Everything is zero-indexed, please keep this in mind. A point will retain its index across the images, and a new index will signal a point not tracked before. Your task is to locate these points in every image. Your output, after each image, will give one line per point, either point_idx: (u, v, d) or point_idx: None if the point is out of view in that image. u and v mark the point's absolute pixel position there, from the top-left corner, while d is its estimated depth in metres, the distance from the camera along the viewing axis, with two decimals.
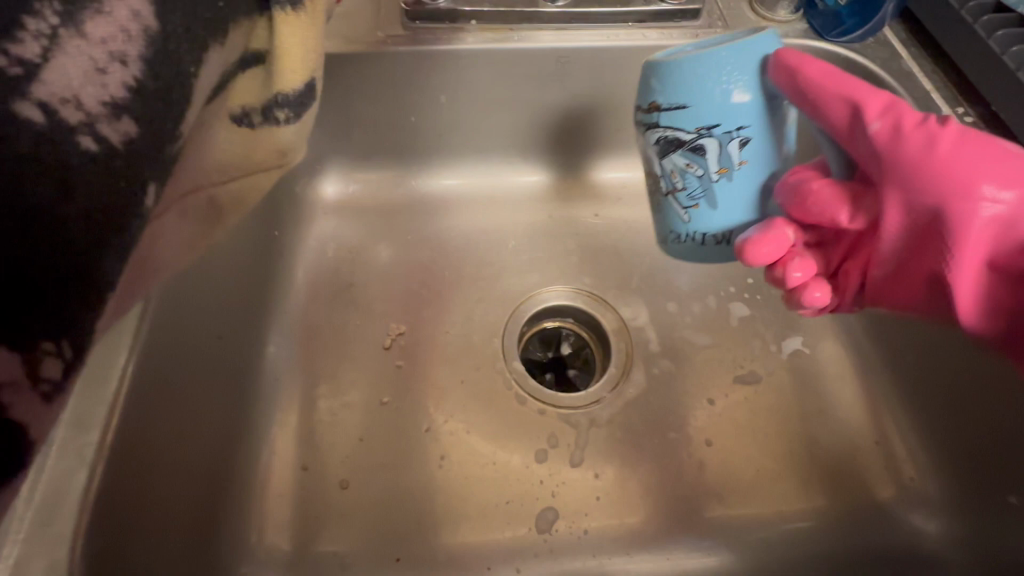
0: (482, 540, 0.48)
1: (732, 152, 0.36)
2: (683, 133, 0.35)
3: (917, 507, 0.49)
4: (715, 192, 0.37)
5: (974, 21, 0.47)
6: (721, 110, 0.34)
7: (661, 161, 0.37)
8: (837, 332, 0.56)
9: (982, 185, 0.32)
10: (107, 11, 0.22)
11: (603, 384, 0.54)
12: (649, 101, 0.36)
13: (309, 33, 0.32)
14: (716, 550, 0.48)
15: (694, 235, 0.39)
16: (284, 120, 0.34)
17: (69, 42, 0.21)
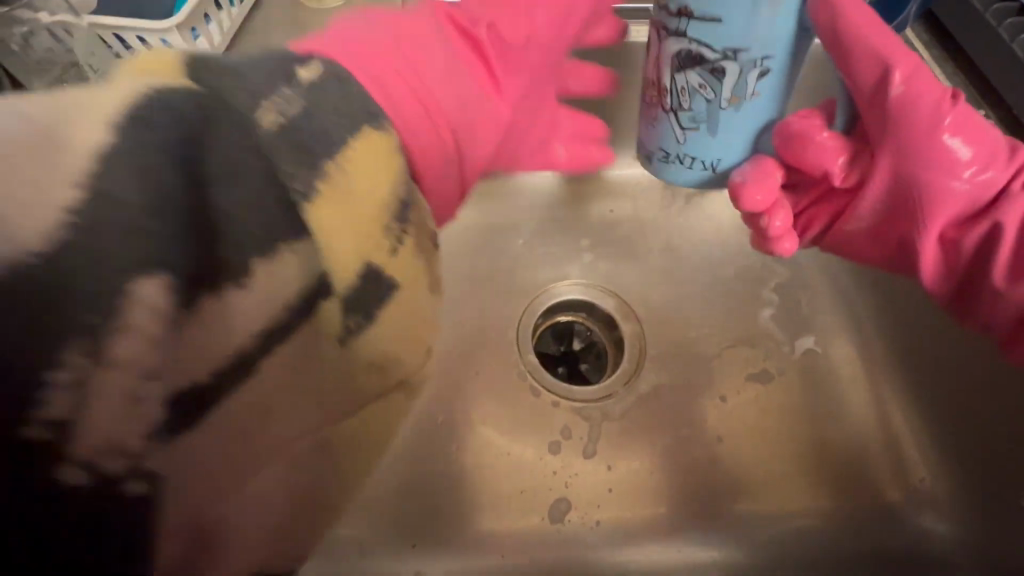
0: (497, 527, 0.49)
1: (748, 83, 0.33)
2: (708, 50, 0.32)
3: (926, 509, 0.50)
4: (719, 119, 0.35)
5: (998, 24, 0.47)
6: (755, 31, 0.30)
7: (673, 76, 0.34)
8: (850, 332, 0.56)
9: (964, 164, 0.34)
10: (130, 326, 0.19)
11: (615, 377, 0.55)
12: (680, 4, 0.31)
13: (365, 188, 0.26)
14: (723, 545, 0.49)
15: (682, 159, 0.38)
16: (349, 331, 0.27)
17: (101, 384, 0.19)
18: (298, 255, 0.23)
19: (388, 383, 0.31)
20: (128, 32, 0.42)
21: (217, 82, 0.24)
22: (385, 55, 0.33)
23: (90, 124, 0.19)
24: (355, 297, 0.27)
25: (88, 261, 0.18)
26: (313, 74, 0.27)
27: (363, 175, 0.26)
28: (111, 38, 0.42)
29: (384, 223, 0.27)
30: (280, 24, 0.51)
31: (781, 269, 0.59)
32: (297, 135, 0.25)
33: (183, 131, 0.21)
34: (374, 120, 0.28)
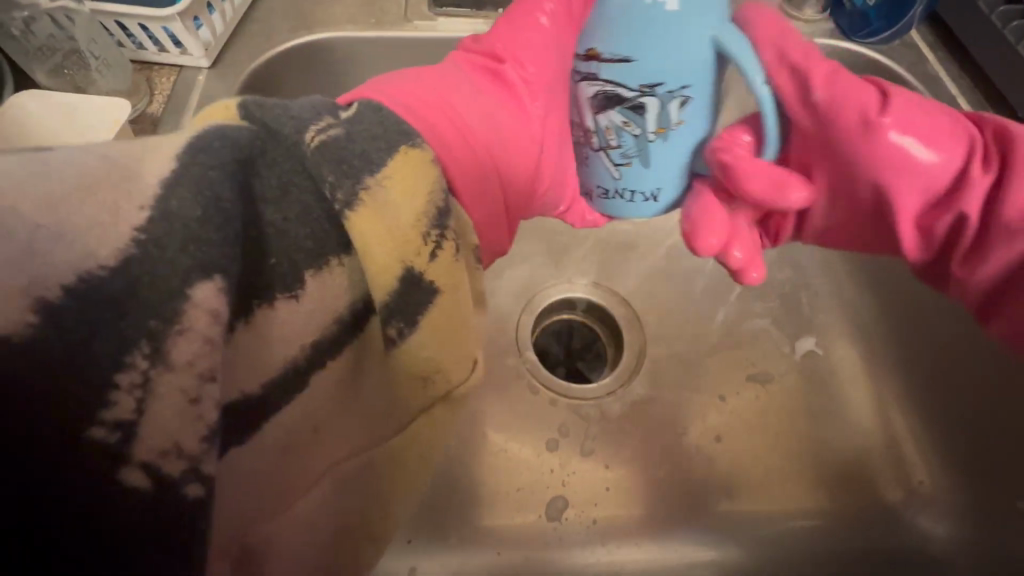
0: (493, 525, 0.49)
1: (672, 113, 0.33)
2: (625, 89, 0.32)
3: (926, 511, 0.49)
4: (649, 152, 0.35)
5: (1003, 26, 0.46)
6: (668, 65, 0.31)
7: (596, 116, 0.34)
8: (851, 334, 0.56)
9: (914, 147, 0.33)
10: (188, 328, 0.20)
11: (612, 377, 0.55)
12: (587, 49, 0.32)
13: (413, 191, 0.25)
14: (721, 545, 0.49)
15: (622, 192, 0.38)
16: (394, 333, 0.27)
17: (161, 381, 0.20)
18: (346, 267, 0.26)
19: (427, 397, 0.29)
20: (132, 21, 0.42)
21: (273, 119, 0.24)
22: (423, 92, 0.32)
23: (157, 162, 0.21)
24: (394, 303, 0.26)
25: (156, 271, 0.20)
26: (353, 114, 0.26)
27: (403, 195, 0.25)
28: (114, 26, 0.42)
29: (420, 232, 0.25)
30: (282, 15, 0.50)
31: (782, 270, 0.59)
32: (341, 153, 0.24)
33: (235, 155, 0.22)
34: (408, 137, 0.26)
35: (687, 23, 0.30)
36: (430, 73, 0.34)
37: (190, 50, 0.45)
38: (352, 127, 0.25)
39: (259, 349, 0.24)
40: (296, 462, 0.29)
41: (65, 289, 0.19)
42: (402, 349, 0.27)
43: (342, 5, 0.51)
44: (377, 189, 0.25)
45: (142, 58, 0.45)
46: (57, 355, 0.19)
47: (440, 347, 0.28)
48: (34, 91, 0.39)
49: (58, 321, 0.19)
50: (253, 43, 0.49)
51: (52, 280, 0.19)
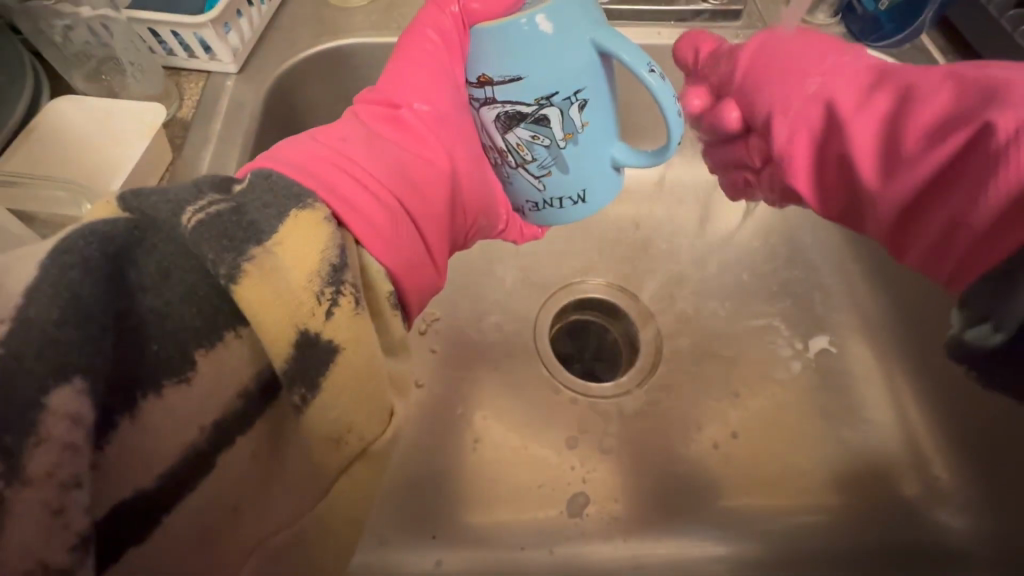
0: (515, 520, 0.49)
1: (574, 117, 0.33)
2: (523, 105, 0.33)
3: (946, 506, 0.50)
4: (565, 158, 0.35)
5: (1013, 30, 0.47)
6: (556, 74, 0.32)
7: (504, 136, 0.35)
8: (865, 333, 0.57)
9: (806, 80, 0.33)
10: (44, 438, 0.20)
11: (635, 373, 0.56)
12: (479, 77, 0.34)
13: (303, 250, 0.25)
14: (742, 539, 0.49)
15: (552, 202, 0.38)
16: (298, 400, 0.26)
17: (19, 498, 0.19)
18: (244, 338, 0.25)
19: (346, 458, 0.28)
20: (164, 27, 0.43)
21: (150, 206, 0.23)
22: (325, 150, 0.31)
23: (14, 278, 0.20)
24: (293, 369, 0.25)
25: (8, 384, 0.19)
26: (245, 186, 0.26)
27: (287, 264, 0.24)
28: (147, 33, 0.44)
29: (312, 296, 0.25)
30: (305, 24, 0.51)
31: (793, 270, 0.60)
32: (223, 225, 0.23)
33: (104, 250, 0.21)
34: (298, 200, 0.26)
35: (557, 35, 0.31)
36: (327, 134, 0.33)
37: (219, 56, 0.46)
38: (243, 200, 0.25)
39: (148, 436, 0.24)
40: (224, 534, 0.28)
41: None
42: (311, 413, 0.26)
43: (364, 12, 0.53)
44: (260, 258, 0.24)
45: (173, 64, 0.46)
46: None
47: (355, 405, 0.27)
48: (69, 97, 0.41)
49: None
50: (277, 49, 0.50)
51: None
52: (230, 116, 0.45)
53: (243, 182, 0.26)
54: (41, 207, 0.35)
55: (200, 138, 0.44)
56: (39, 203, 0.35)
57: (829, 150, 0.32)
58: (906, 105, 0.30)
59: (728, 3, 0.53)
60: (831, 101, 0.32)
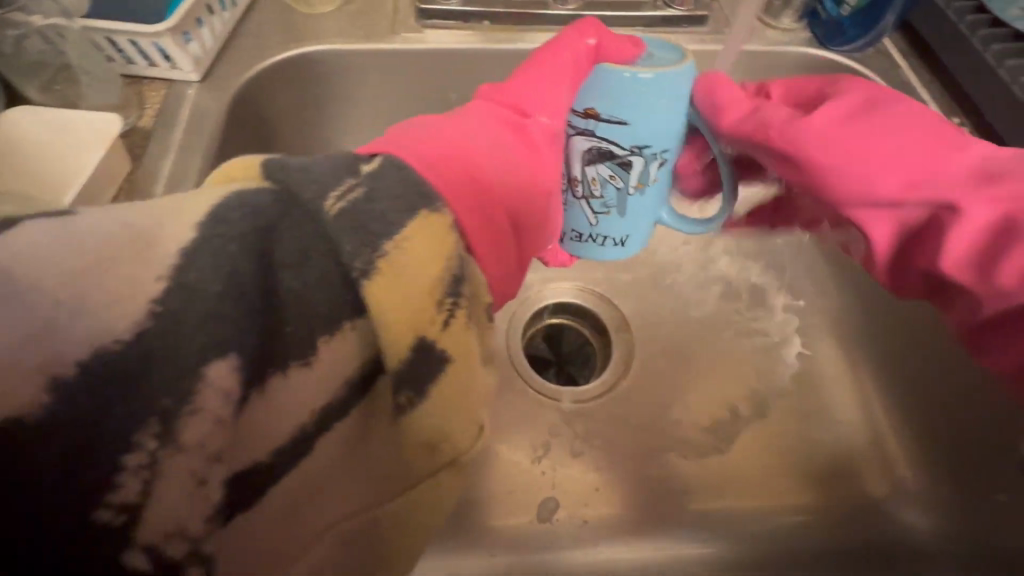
0: (486, 527, 0.49)
1: (651, 171, 0.37)
2: (618, 147, 0.35)
3: (909, 504, 0.51)
4: (627, 204, 0.38)
5: (971, 34, 0.48)
6: (656, 131, 0.34)
7: (584, 168, 0.37)
8: (835, 334, 0.57)
9: (893, 177, 0.36)
10: (200, 407, 0.19)
11: (607, 377, 0.56)
12: (586, 107, 0.34)
13: (431, 254, 0.23)
14: (713, 541, 0.50)
15: (596, 236, 0.41)
16: (406, 403, 0.25)
17: (169, 463, 0.19)
18: (359, 331, 0.23)
19: (437, 462, 0.28)
20: (122, 36, 0.43)
21: (291, 181, 0.23)
22: (430, 142, 0.29)
23: (176, 227, 0.20)
24: (406, 372, 0.24)
25: (169, 345, 0.19)
26: (375, 168, 0.24)
27: (414, 258, 0.23)
28: (107, 42, 0.43)
29: (439, 292, 0.24)
30: (273, 31, 0.51)
31: (766, 273, 0.60)
32: (363, 216, 0.23)
33: (255, 221, 0.21)
34: (428, 201, 0.24)
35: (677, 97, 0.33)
36: (442, 120, 0.32)
37: (179, 64, 0.45)
38: (378, 185, 0.24)
39: (278, 413, 0.22)
40: (305, 520, 0.27)
41: (79, 364, 0.18)
42: (412, 415, 0.25)
43: (332, 18, 0.52)
44: (390, 259, 0.23)
45: (132, 72, 0.46)
46: (68, 435, 0.18)
47: (451, 408, 0.26)
48: (23, 108, 0.40)
49: (67, 404, 0.18)
50: (243, 55, 0.49)
51: (69, 355, 0.18)
52: (192, 125, 0.45)
53: (376, 163, 0.25)
54: None
55: (161, 147, 0.43)
56: None
57: (923, 242, 0.37)
58: (996, 214, 0.34)
59: (694, 9, 0.53)
60: (927, 200, 0.35)
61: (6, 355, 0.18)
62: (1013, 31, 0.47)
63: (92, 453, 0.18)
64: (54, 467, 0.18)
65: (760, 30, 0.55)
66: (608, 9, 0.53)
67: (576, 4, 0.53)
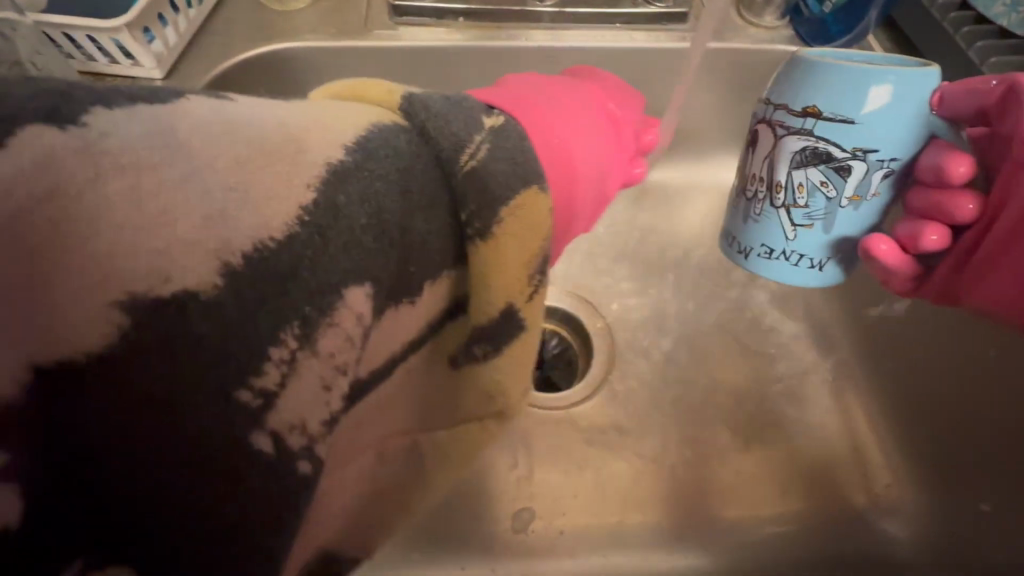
0: (462, 538, 0.48)
1: (872, 182, 0.35)
2: (837, 148, 0.34)
3: (893, 510, 0.50)
4: (836, 217, 0.37)
5: (954, 32, 0.48)
6: (885, 135, 0.33)
7: (792, 172, 0.36)
8: (821, 335, 0.57)
9: None
10: (337, 320, 0.21)
11: (588, 382, 0.54)
12: (805, 105, 0.34)
13: (535, 233, 0.25)
14: (696, 554, 0.48)
15: (789, 255, 0.39)
16: (480, 351, 0.29)
17: (305, 364, 0.20)
18: (452, 279, 0.26)
19: (490, 400, 0.34)
20: (80, 32, 0.41)
21: (431, 128, 0.23)
22: (517, 96, 0.27)
23: (329, 144, 0.21)
24: (487, 327, 0.28)
25: (318, 257, 0.20)
26: (498, 124, 0.24)
27: (519, 227, 0.25)
28: (62, 37, 0.41)
29: (533, 262, 0.26)
30: (242, 28, 0.49)
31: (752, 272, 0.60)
32: (489, 178, 0.24)
33: (396, 164, 0.22)
34: (539, 178, 0.25)
35: (908, 106, 0.33)
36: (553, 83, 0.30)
37: (141, 62, 0.43)
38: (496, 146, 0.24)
39: (386, 339, 0.25)
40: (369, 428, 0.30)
41: (246, 256, 0.19)
42: (479, 361, 0.30)
43: (304, 15, 0.51)
44: (492, 236, 0.25)
45: (93, 69, 0.43)
46: (232, 314, 0.19)
47: (522, 361, 0.31)
48: None
49: (237, 286, 0.19)
50: (210, 54, 0.47)
51: (236, 243, 0.19)
52: None
53: (502, 123, 0.25)
54: None
55: None
56: None
57: None
58: None
59: (676, 5, 0.52)
60: None
61: (196, 231, 0.18)
62: (998, 28, 0.47)
63: (250, 332, 0.19)
64: (204, 349, 0.19)
65: (742, 29, 0.54)
66: (588, 8, 0.52)
67: (555, 1, 0.52)
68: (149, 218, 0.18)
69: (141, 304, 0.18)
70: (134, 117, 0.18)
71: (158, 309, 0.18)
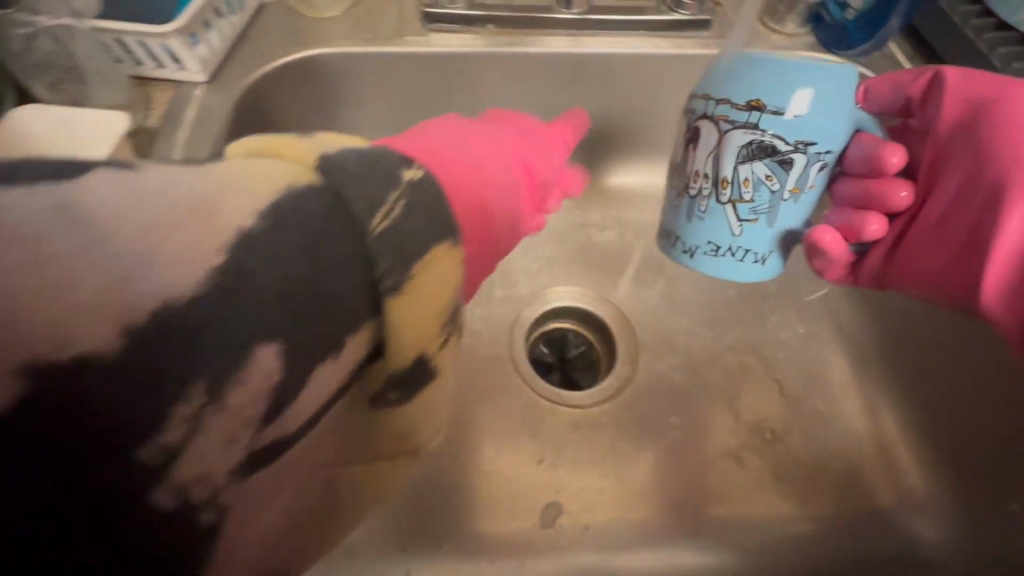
0: (487, 530, 0.48)
1: (809, 175, 0.37)
2: (781, 142, 0.35)
3: (920, 513, 0.50)
4: (778, 211, 0.38)
5: (977, 37, 0.48)
6: (822, 129, 0.35)
7: (738, 167, 0.37)
8: (843, 340, 0.57)
9: None
10: (246, 377, 0.20)
11: (609, 384, 0.55)
12: (750, 100, 0.35)
13: (450, 279, 0.27)
14: (720, 552, 0.48)
15: (736, 250, 0.41)
16: (394, 401, 0.28)
17: (210, 422, 0.20)
18: (373, 328, 0.25)
19: (397, 450, 0.32)
20: (130, 37, 0.43)
21: (345, 188, 0.24)
22: (423, 151, 0.32)
23: (240, 207, 0.21)
24: (400, 377, 0.27)
25: (228, 313, 0.20)
26: (417, 175, 0.26)
27: (435, 275, 0.26)
28: (114, 43, 0.44)
29: (447, 309, 0.27)
30: (279, 35, 0.52)
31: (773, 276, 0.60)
32: (400, 237, 0.24)
33: (308, 226, 0.22)
34: (452, 233, 0.27)
35: (838, 101, 0.35)
36: (449, 139, 0.35)
37: (186, 65, 0.46)
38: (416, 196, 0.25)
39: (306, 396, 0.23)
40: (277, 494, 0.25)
41: (150, 313, 0.19)
42: (394, 411, 0.29)
43: (338, 22, 0.53)
44: (409, 286, 0.25)
45: (139, 73, 0.46)
46: (135, 371, 0.18)
47: (424, 413, 0.31)
48: (34, 108, 0.40)
49: (137, 350, 0.18)
50: (249, 59, 0.50)
51: (141, 305, 0.18)
52: (199, 126, 0.45)
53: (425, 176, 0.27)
54: None
55: (166, 148, 0.44)
56: None
57: None
58: None
59: (699, 13, 0.53)
60: None
61: (92, 296, 0.18)
62: (1019, 35, 0.47)
63: (155, 389, 0.19)
64: (107, 404, 0.18)
65: (765, 36, 0.55)
66: (611, 14, 0.53)
67: (581, 8, 0.53)
68: (46, 287, 0.17)
69: (32, 370, 0.17)
70: (34, 195, 0.18)
71: (53, 369, 0.17)
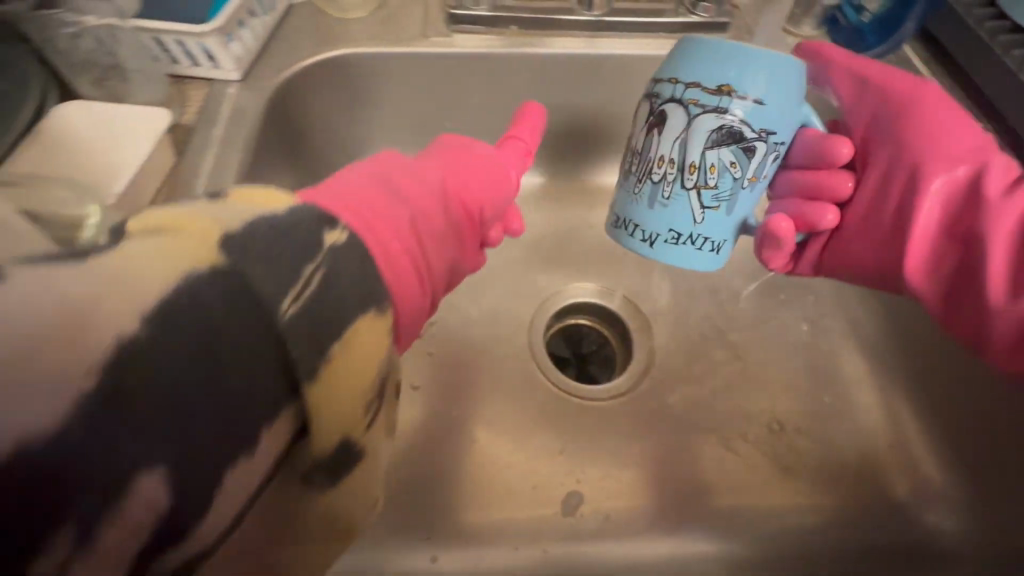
0: (509, 517, 0.49)
1: (765, 165, 0.38)
2: (748, 128, 0.36)
3: (936, 505, 0.50)
4: (737, 199, 0.39)
5: (990, 40, 0.49)
6: (781, 119, 0.37)
7: (707, 152, 0.37)
8: (856, 337, 0.58)
9: (951, 149, 0.40)
10: (129, 506, 0.18)
11: (625, 379, 0.56)
12: (721, 85, 0.36)
13: (374, 352, 0.25)
14: (739, 542, 0.49)
15: (695, 239, 0.41)
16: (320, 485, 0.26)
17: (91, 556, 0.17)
18: (290, 415, 0.23)
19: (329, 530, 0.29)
20: (168, 36, 0.45)
21: (253, 271, 0.22)
22: (339, 201, 0.30)
23: (119, 310, 0.18)
24: (326, 462, 0.25)
25: (106, 436, 0.17)
26: (340, 241, 0.26)
27: (359, 353, 0.25)
28: (152, 42, 0.45)
29: (374, 385, 0.26)
30: (307, 35, 0.53)
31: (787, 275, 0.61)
32: (315, 319, 0.23)
33: (205, 323, 0.20)
34: (378, 300, 0.26)
35: (793, 94, 0.37)
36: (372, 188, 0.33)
37: (221, 63, 0.47)
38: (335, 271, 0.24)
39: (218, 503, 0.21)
40: None
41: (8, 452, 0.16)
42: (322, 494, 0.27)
43: (364, 23, 0.54)
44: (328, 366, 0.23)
45: (176, 72, 0.47)
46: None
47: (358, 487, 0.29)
48: (78, 104, 0.42)
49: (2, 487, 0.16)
50: (279, 58, 0.51)
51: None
52: (233, 123, 0.46)
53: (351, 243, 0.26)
54: (45, 207, 0.35)
55: (202, 142, 0.45)
56: (39, 202, 0.35)
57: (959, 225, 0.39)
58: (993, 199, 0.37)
59: (717, 16, 0.55)
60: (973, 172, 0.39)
61: None
62: None
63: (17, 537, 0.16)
64: None
65: (782, 38, 0.56)
66: (631, 17, 0.55)
67: (601, 11, 0.55)
68: None
69: None
70: None
71: None
